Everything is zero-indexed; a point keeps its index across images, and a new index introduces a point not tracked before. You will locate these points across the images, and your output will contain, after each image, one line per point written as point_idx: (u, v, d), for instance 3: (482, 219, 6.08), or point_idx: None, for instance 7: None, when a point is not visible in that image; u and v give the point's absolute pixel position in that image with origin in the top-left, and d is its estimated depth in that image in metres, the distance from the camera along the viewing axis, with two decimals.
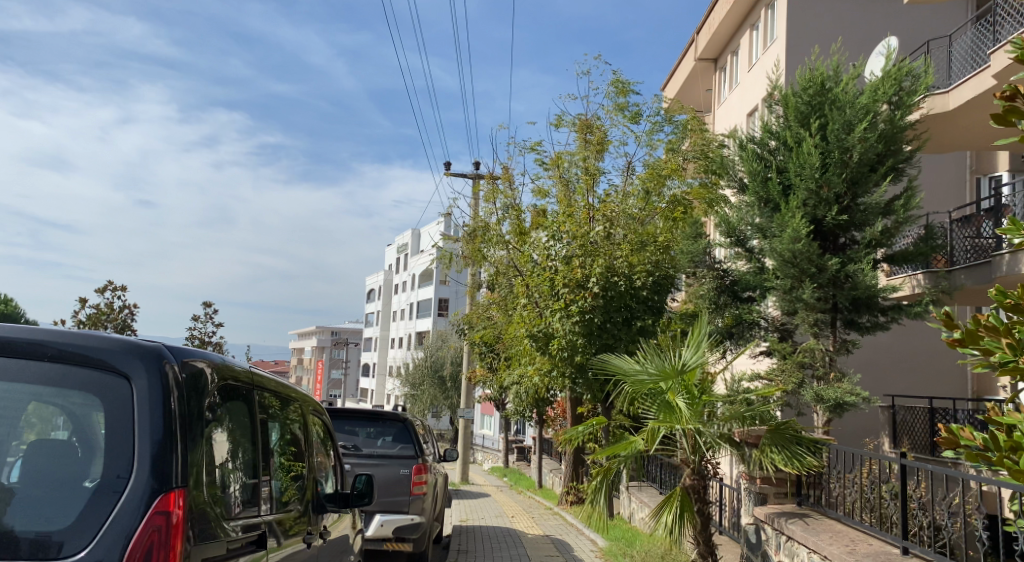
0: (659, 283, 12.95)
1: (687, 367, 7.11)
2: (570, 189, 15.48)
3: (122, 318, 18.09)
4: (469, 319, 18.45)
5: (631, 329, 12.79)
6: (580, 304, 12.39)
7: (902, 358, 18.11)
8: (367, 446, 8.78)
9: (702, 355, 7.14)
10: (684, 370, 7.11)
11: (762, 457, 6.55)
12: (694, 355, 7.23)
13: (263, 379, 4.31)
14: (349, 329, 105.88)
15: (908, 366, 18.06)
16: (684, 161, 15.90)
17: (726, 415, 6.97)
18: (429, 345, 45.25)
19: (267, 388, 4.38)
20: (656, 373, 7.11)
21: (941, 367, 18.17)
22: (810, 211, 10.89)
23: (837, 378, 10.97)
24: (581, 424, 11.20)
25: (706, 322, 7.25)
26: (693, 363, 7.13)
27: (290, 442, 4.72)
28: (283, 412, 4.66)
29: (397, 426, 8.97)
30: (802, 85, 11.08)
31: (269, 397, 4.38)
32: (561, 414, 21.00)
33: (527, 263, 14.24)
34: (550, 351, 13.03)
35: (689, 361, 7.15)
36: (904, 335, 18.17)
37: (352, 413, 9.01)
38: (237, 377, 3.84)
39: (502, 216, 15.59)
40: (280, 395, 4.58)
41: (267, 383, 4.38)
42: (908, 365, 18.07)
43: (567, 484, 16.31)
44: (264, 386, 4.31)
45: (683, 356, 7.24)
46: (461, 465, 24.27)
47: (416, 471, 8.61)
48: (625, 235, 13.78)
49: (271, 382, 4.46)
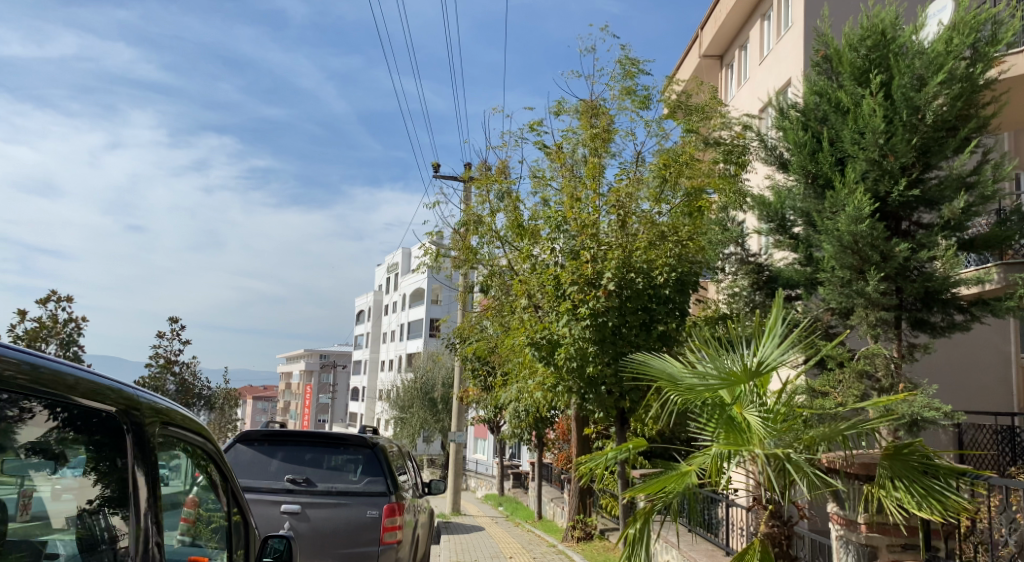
0: (685, 280, 10.92)
1: (761, 366, 5.23)
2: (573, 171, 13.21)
3: (67, 333, 15.89)
4: (461, 331, 16.41)
5: (652, 335, 10.84)
6: (591, 304, 10.44)
7: (949, 375, 16.14)
8: (323, 481, 6.68)
9: (782, 350, 5.26)
10: (757, 369, 5.22)
11: (883, 497, 4.89)
12: (770, 352, 5.35)
13: (167, 412, 2.86)
14: (338, 351, 103.33)
15: (954, 385, 16.09)
16: (705, 146, 13.82)
17: (813, 436, 5.18)
18: (419, 366, 42.98)
19: (173, 422, 2.91)
20: (720, 377, 5.21)
21: (989, 386, 16.19)
22: (871, 185, 8.94)
23: (908, 390, 9.01)
24: (610, 449, 9.37)
25: (784, 312, 5.38)
26: (770, 361, 5.26)
27: (200, 492, 3.18)
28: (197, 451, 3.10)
29: (364, 453, 6.94)
30: (860, 35, 9.19)
31: (176, 435, 2.90)
32: (563, 437, 18.84)
33: (527, 263, 12.24)
34: (555, 362, 11.00)
35: (765, 359, 5.26)
36: (951, 349, 16.20)
37: (304, 438, 6.94)
38: (106, 398, 2.46)
39: (496, 210, 13.54)
40: (156, 427, 2.73)
41: (174, 418, 2.91)
42: (955, 384, 16.11)
43: (573, 518, 14.22)
44: (168, 420, 2.84)
45: (755, 353, 5.35)
46: (452, 495, 22.13)
47: (388, 513, 6.55)
48: (646, 225, 11.72)
49: (180, 416, 2.97)
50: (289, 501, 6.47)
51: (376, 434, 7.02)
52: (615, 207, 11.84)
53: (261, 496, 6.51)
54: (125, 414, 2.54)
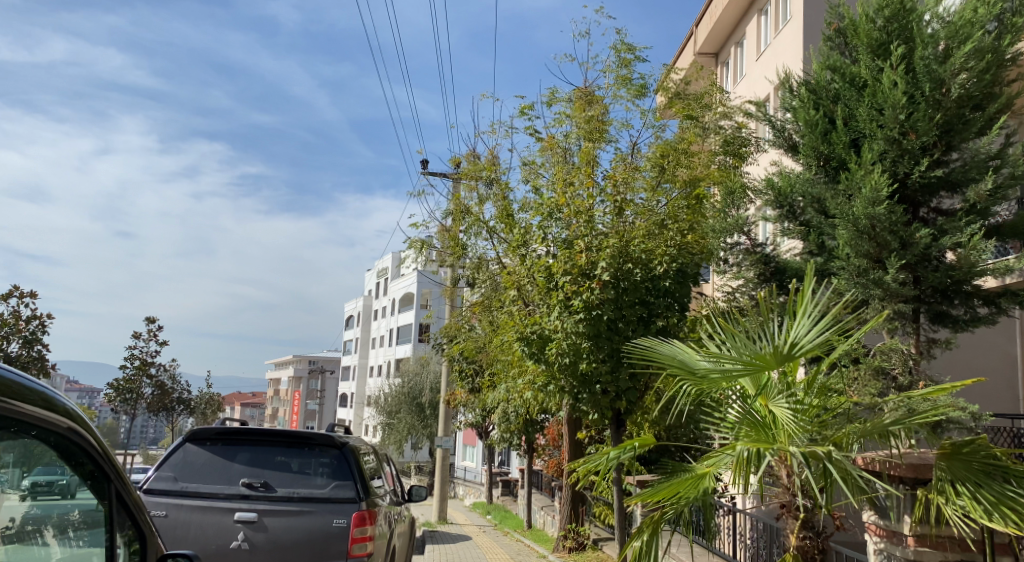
0: (685, 271, 10.25)
1: (794, 350, 4.79)
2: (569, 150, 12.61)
3: (31, 331, 15.14)
4: (448, 330, 15.68)
5: (650, 330, 10.16)
6: (585, 297, 9.78)
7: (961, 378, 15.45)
8: (282, 485, 5.84)
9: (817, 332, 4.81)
10: (790, 354, 4.77)
11: (947, 503, 4.91)
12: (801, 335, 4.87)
13: (81, 417, 2.52)
14: (326, 357, 102.28)
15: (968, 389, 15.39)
16: (705, 134, 13.10)
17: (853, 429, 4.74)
18: (406, 371, 42.14)
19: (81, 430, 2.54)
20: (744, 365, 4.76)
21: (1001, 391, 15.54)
22: (889, 165, 8.21)
23: (928, 387, 8.29)
24: (615, 450, 8.56)
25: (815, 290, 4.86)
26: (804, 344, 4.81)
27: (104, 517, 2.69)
28: (101, 463, 2.64)
29: (332, 454, 6.11)
30: (877, 5, 8.49)
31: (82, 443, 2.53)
32: (553, 442, 18.06)
33: (517, 256, 11.51)
34: (546, 358, 10.28)
35: (798, 342, 4.81)
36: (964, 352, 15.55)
37: (263, 438, 6.09)
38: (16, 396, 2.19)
39: (484, 200, 12.81)
40: (64, 428, 2.42)
41: (87, 428, 2.56)
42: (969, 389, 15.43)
43: (564, 527, 13.47)
44: (83, 431, 2.53)
45: (786, 336, 4.92)
46: (439, 502, 21.33)
47: (357, 522, 5.77)
48: (644, 213, 11.03)
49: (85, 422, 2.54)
50: (243, 508, 5.66)
51: (344, 432, 6.18)
52: (612, 191, 11.10)
53: (210, 504, 5.68)
54: (37, 409, 2.28)
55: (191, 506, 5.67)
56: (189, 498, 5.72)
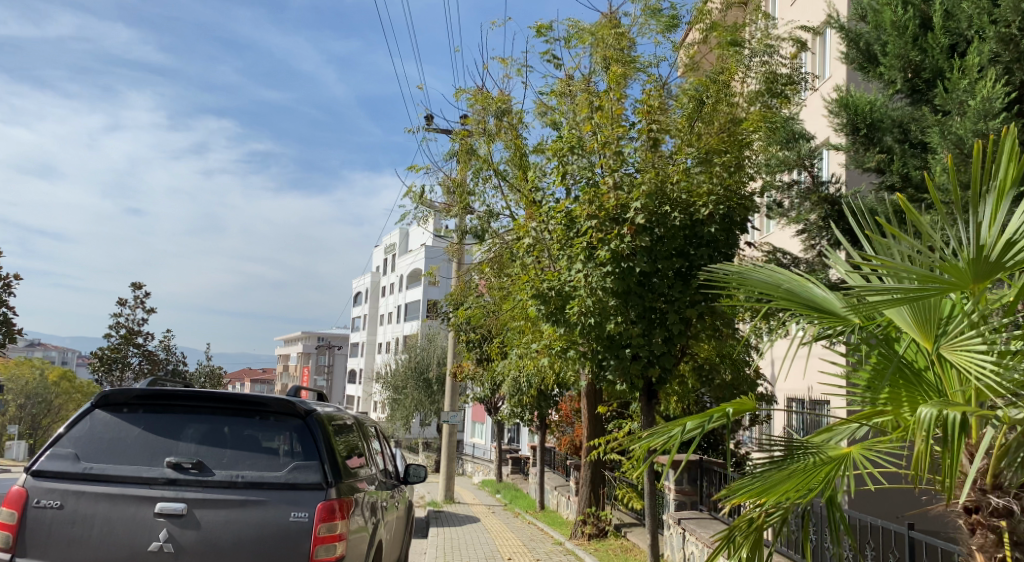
0: (733, 216, 8.57)
1: (1003, 256, 3.92)
2: (594, 82, 10.32)
3: None
4: (455, 294, 14.15)
5: (690, 285, 8.59)
6: (613, 245, 8.24)
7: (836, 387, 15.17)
8: (222, 467, 4.35)
9: None
10: (998, 261, 3.91)
11: None
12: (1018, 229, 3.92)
13: None
14: (335, 333, 101.27)
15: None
16: (749, 67, 11.35)
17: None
18: (413, 345, 40.73)
19: None
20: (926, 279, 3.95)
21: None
22: (1004, 70, 6.56)
23: None
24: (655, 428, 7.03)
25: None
26: (1018, 242, 3.90)
27: None
28: None
29: (294, 428, 4.56)
30: None
31: None
32: (567, 419, 16.57)
33: (531, 204, 9.93)
34: (567, 317, 8.76)
35: (1013, 241, 3.89)
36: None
37: (201, 409, 4.55)
38: None
39: (493, 139, 10.77)
40: None
41: None
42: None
43: (582, 511, 11.99)
44: None
45: (998, 229, 3.96)
46: (445, 481, 19.96)
47: (324, 516, 4.27)
48: (690, 151, 8.92)
49: None
50: (167, 498, 4.17)
51: (307, 397, 4.66)
52: (645, 116, 9.16)
53: (122, 491, 4.18)
54: None
55: (96, 494, 4.18)
56: (96, 485, 4.22)
